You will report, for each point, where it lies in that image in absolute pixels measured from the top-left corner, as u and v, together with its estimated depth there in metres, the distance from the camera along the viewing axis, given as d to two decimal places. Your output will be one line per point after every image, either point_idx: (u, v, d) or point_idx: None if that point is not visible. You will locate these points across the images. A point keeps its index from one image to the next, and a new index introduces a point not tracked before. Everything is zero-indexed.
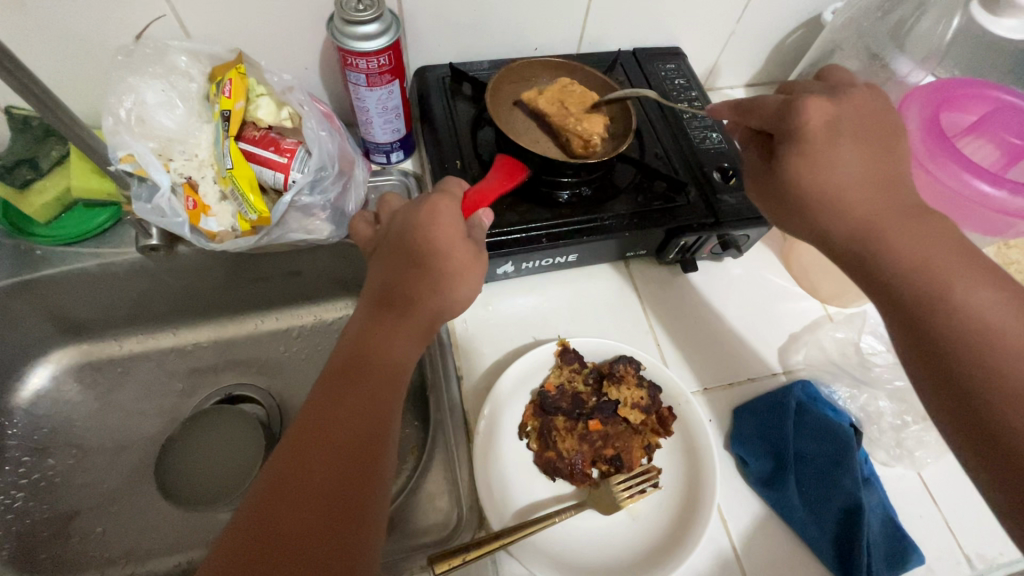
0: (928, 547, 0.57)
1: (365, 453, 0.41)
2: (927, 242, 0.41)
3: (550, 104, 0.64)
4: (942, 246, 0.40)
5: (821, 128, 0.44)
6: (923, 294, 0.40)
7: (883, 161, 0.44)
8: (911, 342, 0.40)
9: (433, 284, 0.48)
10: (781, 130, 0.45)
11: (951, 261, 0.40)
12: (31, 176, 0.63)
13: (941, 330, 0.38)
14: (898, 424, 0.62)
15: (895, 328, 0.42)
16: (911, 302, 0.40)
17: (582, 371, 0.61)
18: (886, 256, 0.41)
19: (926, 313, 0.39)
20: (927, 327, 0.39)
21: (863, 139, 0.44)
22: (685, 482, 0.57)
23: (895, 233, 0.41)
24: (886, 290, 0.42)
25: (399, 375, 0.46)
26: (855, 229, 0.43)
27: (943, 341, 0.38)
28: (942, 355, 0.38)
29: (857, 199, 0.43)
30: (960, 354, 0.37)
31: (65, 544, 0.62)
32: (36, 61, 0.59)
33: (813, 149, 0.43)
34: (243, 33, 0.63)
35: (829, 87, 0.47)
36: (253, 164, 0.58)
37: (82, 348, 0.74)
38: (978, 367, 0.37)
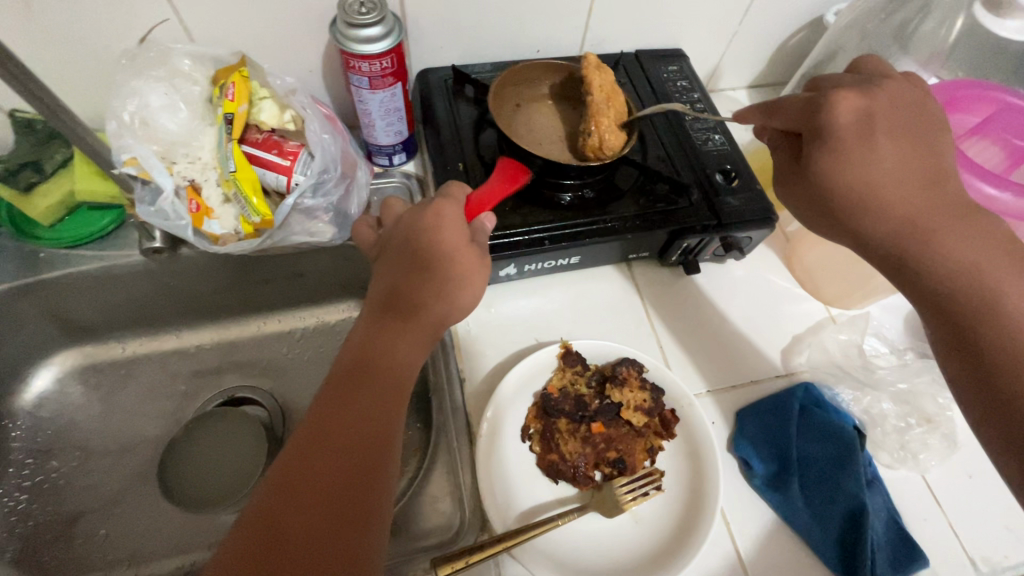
0: (932, 550, 0.57)
1: (375, 457, 0.41)
2: (972, 247, 0.41)
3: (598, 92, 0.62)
4: (982, 247, 0.41)
5: (853, 125, 0.43)
6: (962, 294, 0.41)
7: (921, 158, 0.43)
8: (946, 341, 0.42)
9: (440, 288, 0.49)
10: (810, 126, 0.44)
11: (991, 261, 0.41)
12: (34, 178, 0.64)
13: (976, 330, 0.40)
14: (902, 426, 0.62)
15: (930, 325, 0.44)
16: (956, 309, 0.41)
17: (584, 373, 0.61)
18: (925, 256, 0.42)
19: (965, 312, 0.41)
20: (968, 331, 0.41)
21: (893, 137, 0.43)
22: (688, 485, 0.57)
23: (943, 237, 0.42)
24: (923, 289, 0.43)
25: (404, 379, 0.46)
26: (895, 228, 0.43)
27: (979, 341, 0.40)
28: (977, 355, 0.40)
29: (894, 197, 0.43)
30: (997, 354, 0.39)
31: (68, 546, 0.63)
32: (40, 65, 0.60)
33: (845, 145, 0.43)
34: (246, 36, 0.64)
35: (862, 80, 0.46)
36: (257, 166, 0.59)
37: (86, 350, 0.74)
38: (1015, 369, 0.38)
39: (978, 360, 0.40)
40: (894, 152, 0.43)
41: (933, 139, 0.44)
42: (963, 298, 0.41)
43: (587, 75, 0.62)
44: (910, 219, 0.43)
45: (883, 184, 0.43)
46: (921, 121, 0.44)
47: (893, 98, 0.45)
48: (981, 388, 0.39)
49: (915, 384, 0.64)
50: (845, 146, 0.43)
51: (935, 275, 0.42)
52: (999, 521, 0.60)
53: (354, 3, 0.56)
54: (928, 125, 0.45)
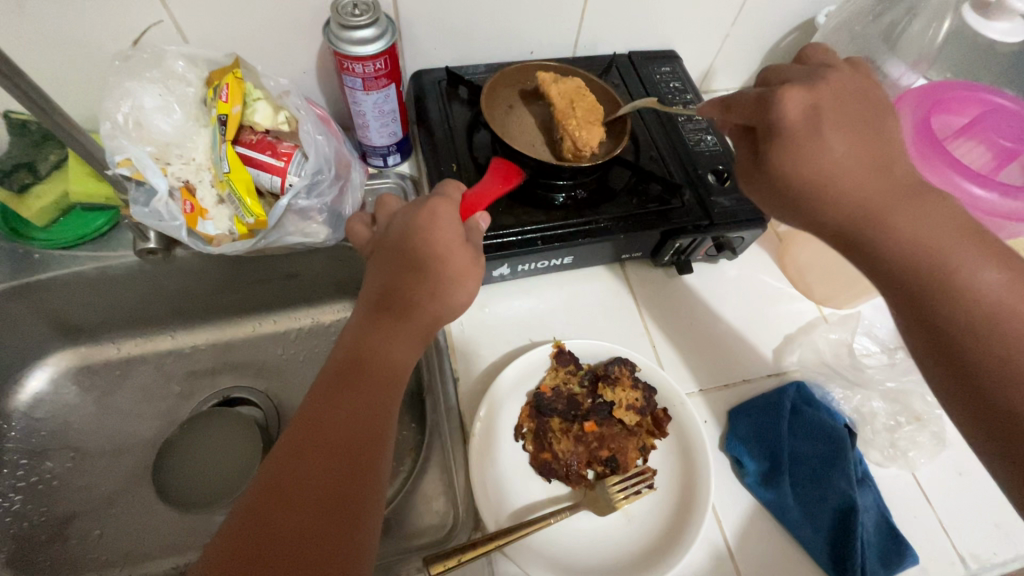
0: (922, 547, 0.58)
1: (366, 454, 0.41)
2: (933, 225, 0.40)
3: (561, 97, 0.65)
4: (942, 225, 0.40)
5: (802, 120, 0.42)
6: (923, 275, 0.39)
7: (871, 145, 0.42)
8: (918, 325, 0.41)
9: (433, 287, 0.49)
10: (763, 124, 0.44)
11: (951, 238, 0.40)
12: (29, 180, 0.64)
13: (943, 311, 0.39)
14: (892, 424, 0.62)
15: (896, 310, 0.42)
16: (922, 291, 0.40)
17: (577, 372, 0.61)
18: (885, 240, 0.41)
19: (930, 296, 0.39)
20: (933, 311, 0.39)
21: (850, 129, 0.42)
22: (681, 483, 0.57)
23: (898, 218, 0.40)
24: (886, 273, 0.41)
25: (396, 378, 0.46)
26: (854, 215, 0.41)
27: (949, 323, 0.39)
28: (949, 337, 0.39)
29: (850, 182, 0.41)
30: (967, 335, 0.38)
31: (63, 547, 0.63)
32: (33, 67, 0.60)
33: (798, 141, 0.42)
34: (239, 37, 0.64)
35: (806, 73, 0.45)
36: (251, 167, 0.59)
37: (81, 350, 0.74)
38: (984, 347, 0.37)
39: (949, 344, 0.39)
40: (846, 143, 0.41)
41: (884, 122, 0.43)
42: (923, 277, 0.40)
43: (545, 87, 0.66)
44: (863, 205, 0.41)
45: (837, 177, 0.41)
46: (872, 108, 0.43)
47: (837, 89, 0.43)
48: (955, 369, 0.39)
49: (904, 383, 0.65)
50: (795, 142, 0.42)
51: (894, 258, 0.41)
52: (987, 518, 0.60)
53: (347, 7, 0.57)
54: (876, 109, 0.44)
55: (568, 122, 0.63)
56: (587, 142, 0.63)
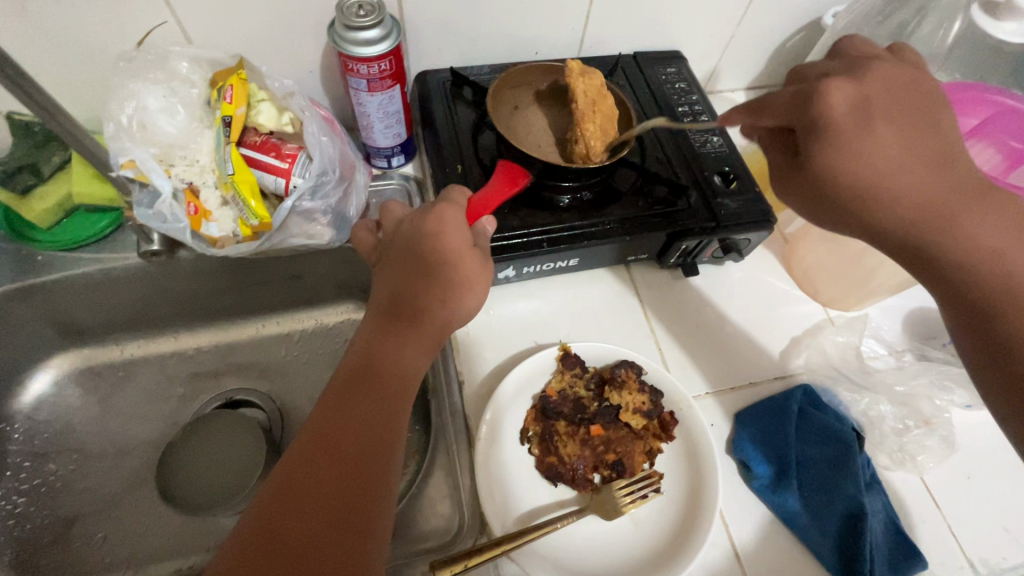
0: (931, 552, 0.57)
1: (377, 464, 0.41)
2: (994, 227, 0.39)
3: (583, 97, 0.62)
4: (1003, 226, 0.39)
5: (850, 116, 0.40)
6: (984, 279, 0.40)
7: (927, 141, 0.40)
8: (968, 327, 0.41)
9: (444, 294, 0.49)
10: (803, 122, 0.42)
11: (1014, 238, 0.39)
12: (32, 182, 0.64)
13: (995, 315, 0.39)
14: (899, 428, 0.62)
15: (946, 309, 0.42)
16: (981, 297, 0.40)
17: (583, 375, 0.61)
18: (941, 245, 0.40)
19: (993, 303, 0.40)
20: (991, 316, 0.40)
21: (894, 125, 0.40)
22: (688, 487, 0.57)
23: (963, 218, 0.39)
24: (942, 276, 0.41)
25: (408, 385, 0.46)
26: (910, 219, 0.40)
27: (1004, 328, 0.39)
28: (1003, 342, 0.39)
29: (902, 183, 0.40)
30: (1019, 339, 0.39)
31: (65, 550, 0.63)
32: (36, 67, 0.59)
33: (847, 135, 0.40)
34: (243, 38, 0.63)
35: (847, 65, 0.43)
36: (255, 169, 0.59)
37: (83, 352, 0.74)
38: None
39: (1005, 351, 0.39)
40: (895, 141, 0.40)
41: (938, 116, 0.41)
42: (983, 282, 0.40)
43: (571, 80, 0.62)
44: (919, 209, 0.40)
45: (885, 177, 0.40)
46: (925, 104, 0.41)
47: (886, 82, 0.42)
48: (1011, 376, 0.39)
49: (912, 387, 0.64)
50: (843, 139, 0.40)
51: (952, 262, 0.40)
52: (995, 523, 0.60)
53: (352, 7, 0.56)
54: (928, 102, 0.42)
55: (587, 126, 0.62)
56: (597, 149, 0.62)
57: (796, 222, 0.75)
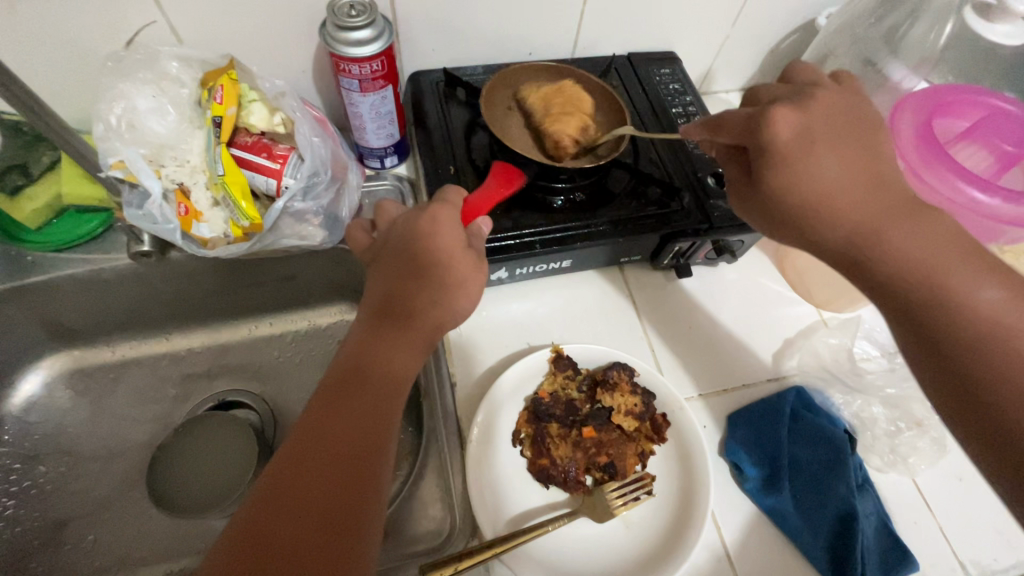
0: (923, 554, 0.57)
1: (366, 466, 0.40)
2: (927, 242, 0.39)
3: (540, 99, 0.66)
4: (936, 241, 0.39)
5: (794, 139, 0.41)
6: (921, 291, 0.39)
7: (864, 162, 0.41)
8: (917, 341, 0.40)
9: (436, 294, 0.48)
10: (755, 144, 0.42)
11: (946, 253, 0.39)
12: (21, 182, 0.62)
13: (940, 327, 0.38)
14: (891, 430, 0.62)
15: (894, 324, 0.41)
16: (921, 307, 0.39)
17: (576, 377, 0.61)
18: (884, 258, 0.40)
19: (934, 314, 0.39)
20: (931, 327, 0.39)
21: (839, 145, 0.41)
22: (680, 489, 0.56)
23: (896, 234, 0.40)
24: (887, 289, 0.41)
25: (400, 387, 0.46)
26: (853, 232, 0.41)
27: (952, 339, 0.38)
28: (952, 353, 0.38)
29: (845, 199, 0.40)
30: (971, 350, 0.37)
31: (56, 553, 0.62)
32: (25, 67, 0.59)
33: (791, 157, 0.40)
34: (234, 38, 0.63)
35: (793, 90, 0.44)
36: (246, 169, 0.58)
37: (74, 354, 0.74)
38: (982, 367, 0.37)
39: (947, 362, 0.38)
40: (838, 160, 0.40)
41: (876, 141, 0.42)
42: (920, 294, 0.39)
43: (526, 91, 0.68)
44: (862, 222, 0.40)
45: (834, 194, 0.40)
46: (867, 125, 0.43)
47: (828, 106, 0.42)
48: (954, 387, 0.38)
49: (905, 389, 0.64)
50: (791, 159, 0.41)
51: (895, 273, 0.40)
52: (987, 525, 0.60)
53: (343, 7, 0.56)
54: (866, 127, 0.43)
55: (545, 119, 0.64)
56: (564, 133, 0.62)
57: None
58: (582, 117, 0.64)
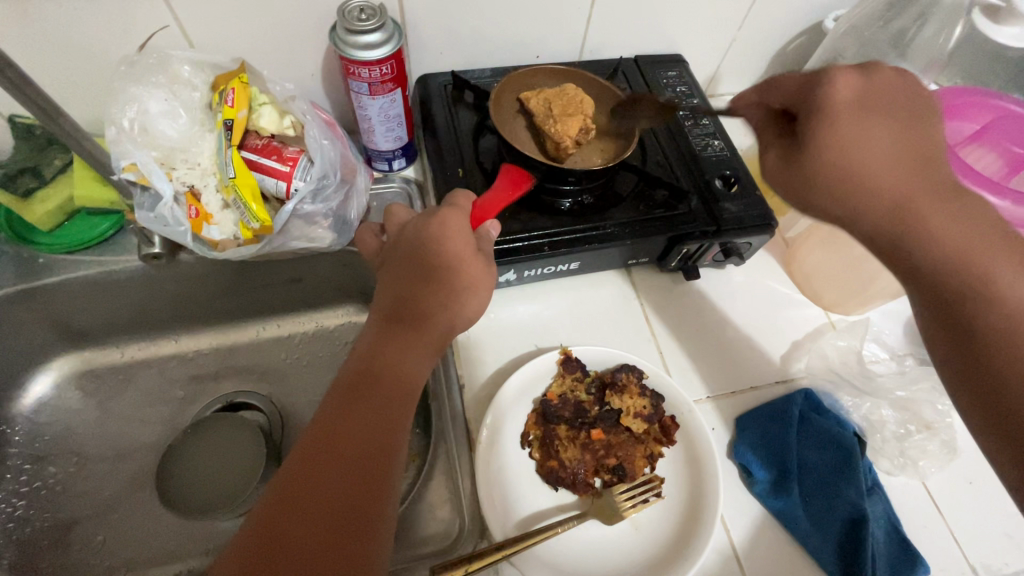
0: (933, 558, 0.57)
1: (379, 467, 0.41)
2: (966, 228, 0.38)
3: (539, 103, 0.65)
4: (974, 230, 0.38)
5: (850, 102, 0.39)
6: (955, 276, 0.38)
7: (913, 137, 0.39)
8: (941, 329, 0.40)
9: (446, 298, 0.49)
10: (806, 107, 0.40)
11: (983, 241, 0.38)
12: (34, 184, 0.64)
13: (967, 317, 0.38)
14: (901, 433, 0.61)
15: (922, 312, 0.41)
16: (951, 294, 0.39)
17: (584, 380, 0.61)
18: (919, 240, 0.39)
19: (963, 300, 0.38)
20: (961, 313, 0.38)
21: (891, 118, 0.39)
22: (689, 492, 0.56)
23: (937, 217, 0.38)
24: (919, 276, 0.40)
25: (410, 391, 0.46)
26: (890, 210, 0.39)
27: (978, 331, 0.38)
28: (977, 345, 0.38)
29: (887, 175, 0.39)
30: (994, 343, 0.37)
31: (65, 553, 0.62)
32: (37, 71, 0.59)
33: (842, 120, 0.39)
34: (244, 41, 0.63)
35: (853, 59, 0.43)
36: (256, 172, 0.59)
37: (84, 355, 0.74)
38: (1006, 356, 0.37)
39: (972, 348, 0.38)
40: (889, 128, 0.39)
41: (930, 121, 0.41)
42: (954, 280, 0.38)
43: (526, 95, 0.66)
44: (901, 203, 0.39)
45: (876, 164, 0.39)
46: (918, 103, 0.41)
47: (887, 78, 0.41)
48: (975, 374, 0.38)
49: (914, 392, 0.63)
50: (846, 119, 0.39)
51: (928, 261, 0.39)
52: (997, 529, 0.59)
53: (353, 11, 0.57)
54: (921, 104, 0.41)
55: (546, 123, 0.63)
56: (565, 135, 0.62)
57: (797, 226, 0.75)
58: (584, 118, 0.63)
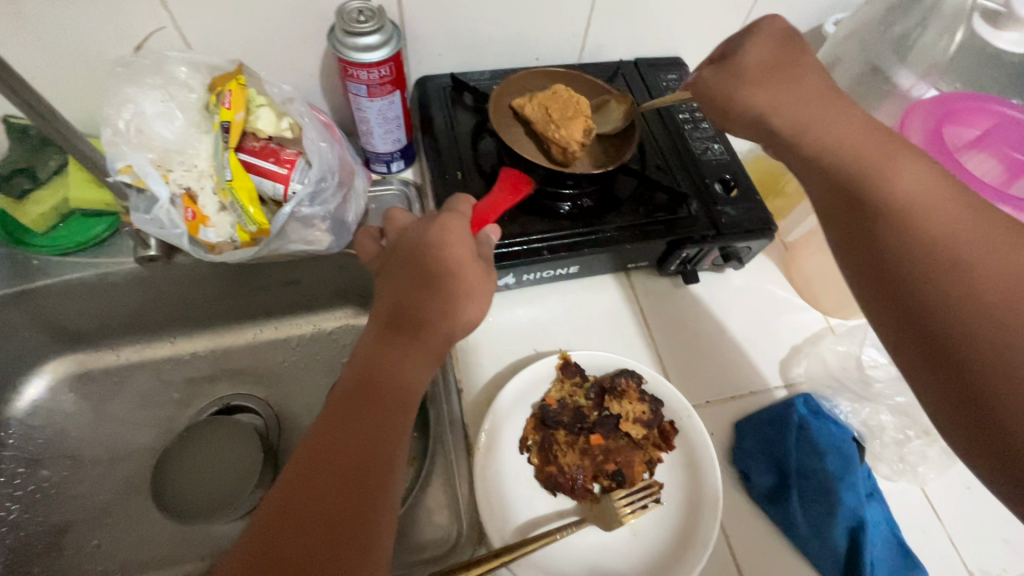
0: (932, 564, 0.57)
1: (375, 475, 0.40)
2: (861, 136, 0.44)
3: (536, 108, 0.64)
4: (871, 140, 0.43)
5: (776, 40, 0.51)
6: (856, 168, 0.42)
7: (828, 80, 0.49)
8: (881, 295, 0.39)
9: (445, 305, 0.48)
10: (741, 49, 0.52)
11: (880, 148, 0.43)
12: (28, 185, 0.63)
13: (906, 277, 0.37)
14: (900, 439, 0.62)
15: (825, 209, 0.44)
16: (851, 182, 0.42)
17: (583, 385, 0.60)
18: (818, 142, 0.45)
19: (860, 184, 0.42)
20: (859, 195, 0.41)
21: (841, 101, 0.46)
22: (688, 499, 0.56)
23: (832, 128, 0.45)
24: (826, 172, 0.44)
25: (410, 399, 0.46)
26: (796, 120, 0.47)
27: (921, 287, 0.36)
28: (865, 217, 0.41)
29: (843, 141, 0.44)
30: (880, 212, 0.40)
31: (59, 558, 0.62)
32: (32, 72, 0.59)
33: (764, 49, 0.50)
34: (243, 42, 0.63)
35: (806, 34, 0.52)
36: (254, 175, 0.58)
37: (78, 357, 0.73)
38: (889, 222, 0.39)
39: (863, 221, 0.41)
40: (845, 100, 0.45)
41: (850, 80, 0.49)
42: (857, 171, 0.42)
43: (519, 102, 0.66)
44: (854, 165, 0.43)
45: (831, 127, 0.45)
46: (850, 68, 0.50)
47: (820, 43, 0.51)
48: (863, 245, 0.40)
49: (914, 397, 0.63)
50: (778, 71, 0.49)
51: (868, 224, 0.40)
52: (996, 535, 0.60)
53: (352, 13, 0.56)
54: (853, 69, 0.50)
55: (548, 129, 0.62)
56: (571, 139, 0.61)
57: (796, 230, 0.75)
58: (583, 117, 0.63)
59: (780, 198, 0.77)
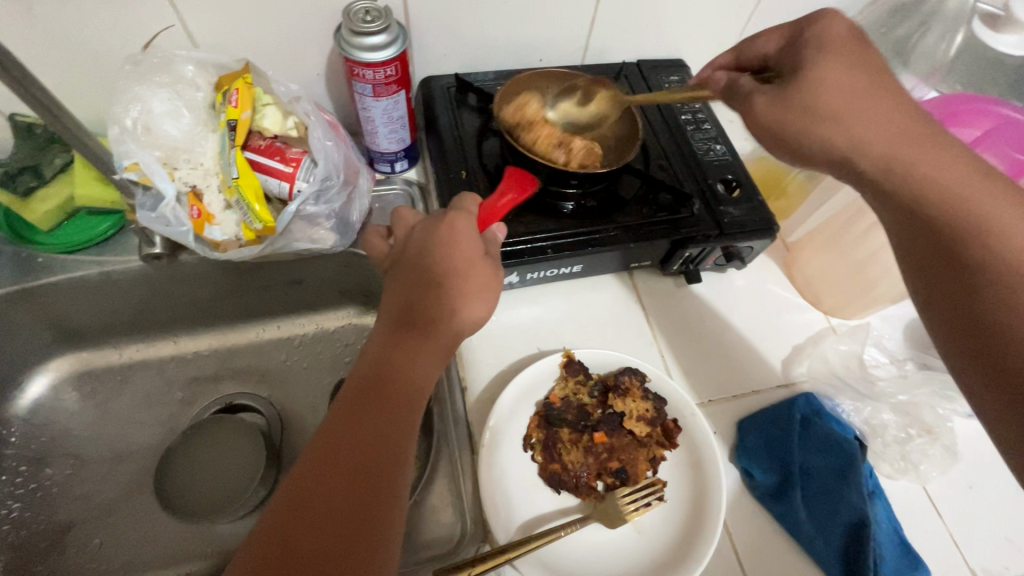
0: (933, 561, 0.57)
1: (386, 472, 0.41)
2: (947, 173, 0.42)
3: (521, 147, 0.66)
4: (962, 180, 0.41)
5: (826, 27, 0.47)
6: (950, 220, 0.41)
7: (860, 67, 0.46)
8: (942, 319, 0.40)
9: (451, 302, 0.48)
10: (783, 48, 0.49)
11: (967, 189, 0.41)
12: (34, 183, 0.63)
13: (997, 339, 0.37)
14: (902, 437, 0.62)
15: (913, 256, 0.43)
16: (945, 234, 0.41)
17: (587, 383, 0.61)
18: (903, 174, 0.43)
19: (954, 238, 0.40)
20: (954, 250, 0.40)
21: (858, 88, 0.45)
22: (691, 498, 0.56)
23: (919, 163, 0.43)
24: (915, 219, 0.42)
25: (418, 396, 0.46)
26: (872, 145, 0.44)
27: (986, 312, 0.37)
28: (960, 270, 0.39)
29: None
30: (975, 271, 0.39)
31: (61, 557, 0.62)
32: (40, 70, 0.59)
33: (821, 48, 0.46)
34: (250, 41, 0.63)
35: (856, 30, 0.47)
36: (259, 172, 0.58)
37: (81, 355, 0.74)
38: (987, 281, 0.38)
39: (954, 276, 0.39)
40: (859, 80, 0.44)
41: None
42: (953, 222, 0.40)
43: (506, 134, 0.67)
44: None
45: (847, 115, 0.44)
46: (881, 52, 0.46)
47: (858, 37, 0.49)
48: (954, 302, 0.39)
49: (916, 396, 0.64)
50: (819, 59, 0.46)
51: (928, 245, 0.41)
52: (998, 534, 0.60)
53: (359, 13, 0.57)
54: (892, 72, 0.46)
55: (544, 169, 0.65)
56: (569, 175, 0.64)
57: (798, 230, 0.76)
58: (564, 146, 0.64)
59: (781, 198, 0.78)
